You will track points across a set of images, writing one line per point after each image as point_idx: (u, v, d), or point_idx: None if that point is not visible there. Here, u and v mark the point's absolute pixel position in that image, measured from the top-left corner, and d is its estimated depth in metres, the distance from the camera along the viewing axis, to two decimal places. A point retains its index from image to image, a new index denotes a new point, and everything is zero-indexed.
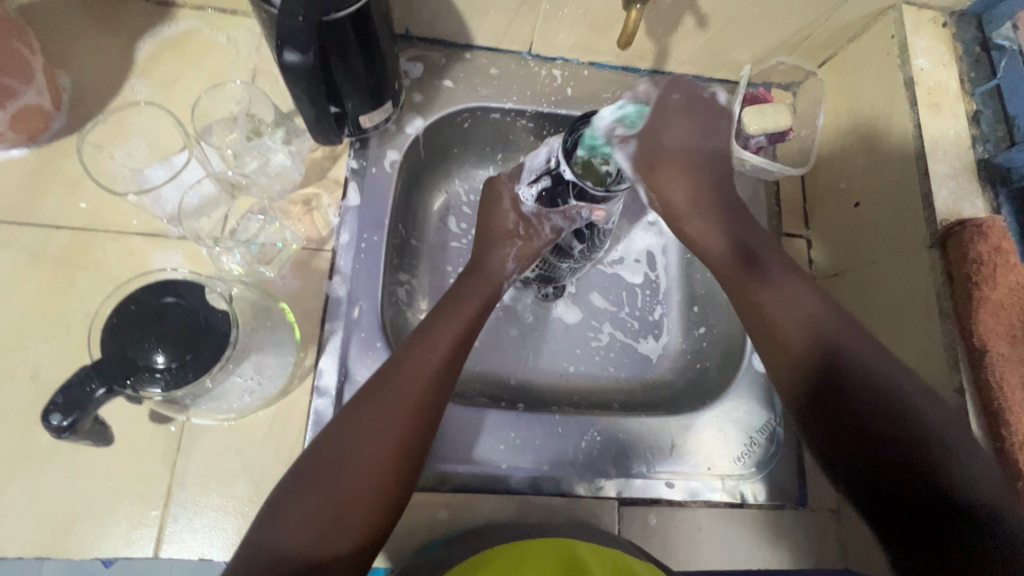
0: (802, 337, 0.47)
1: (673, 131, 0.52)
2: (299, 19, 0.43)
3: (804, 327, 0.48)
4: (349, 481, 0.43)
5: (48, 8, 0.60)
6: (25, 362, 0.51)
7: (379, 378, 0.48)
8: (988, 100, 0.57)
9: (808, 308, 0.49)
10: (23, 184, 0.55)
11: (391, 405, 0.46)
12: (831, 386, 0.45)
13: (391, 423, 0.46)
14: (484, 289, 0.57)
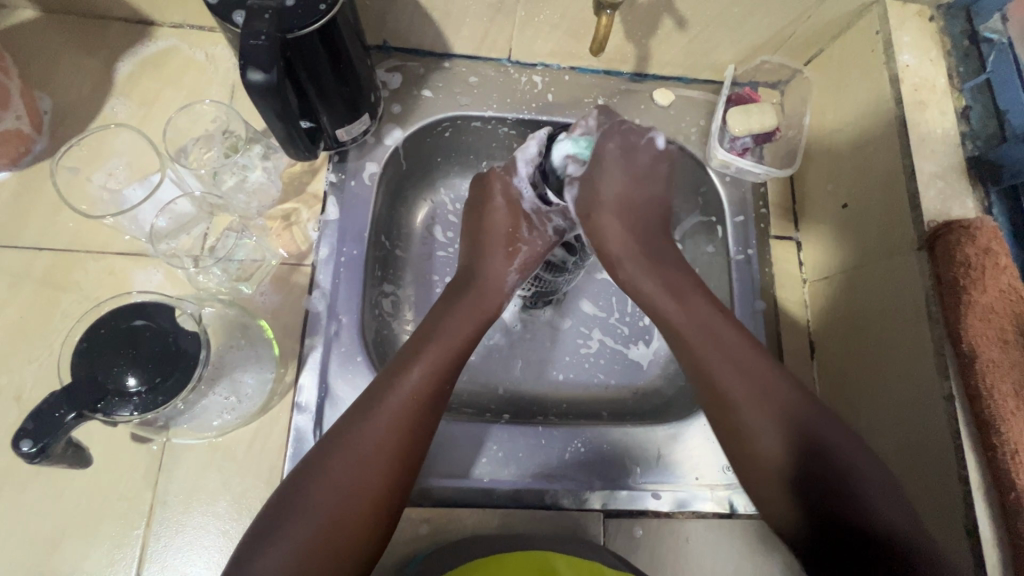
0: (762, 411, 0.47)
1: (610, 181, 0.57)
2: (261, 39, 0.43)
3: (764, 395, 0.48)
4: (340, 499, 0.44)
5: (29, 32, 0.61)
6: (9, 383, 0.52)
7: (359, 416, 0.47)
8: (977, 95, 0.55)
9: (767, 380, 0.48)
10: (6, 207, 0.56)
11: (383, 422, 0.47)
12: (800, 433, 0.46)
13: (372, 465, 0.45)
14: (478, 310, 0.56)
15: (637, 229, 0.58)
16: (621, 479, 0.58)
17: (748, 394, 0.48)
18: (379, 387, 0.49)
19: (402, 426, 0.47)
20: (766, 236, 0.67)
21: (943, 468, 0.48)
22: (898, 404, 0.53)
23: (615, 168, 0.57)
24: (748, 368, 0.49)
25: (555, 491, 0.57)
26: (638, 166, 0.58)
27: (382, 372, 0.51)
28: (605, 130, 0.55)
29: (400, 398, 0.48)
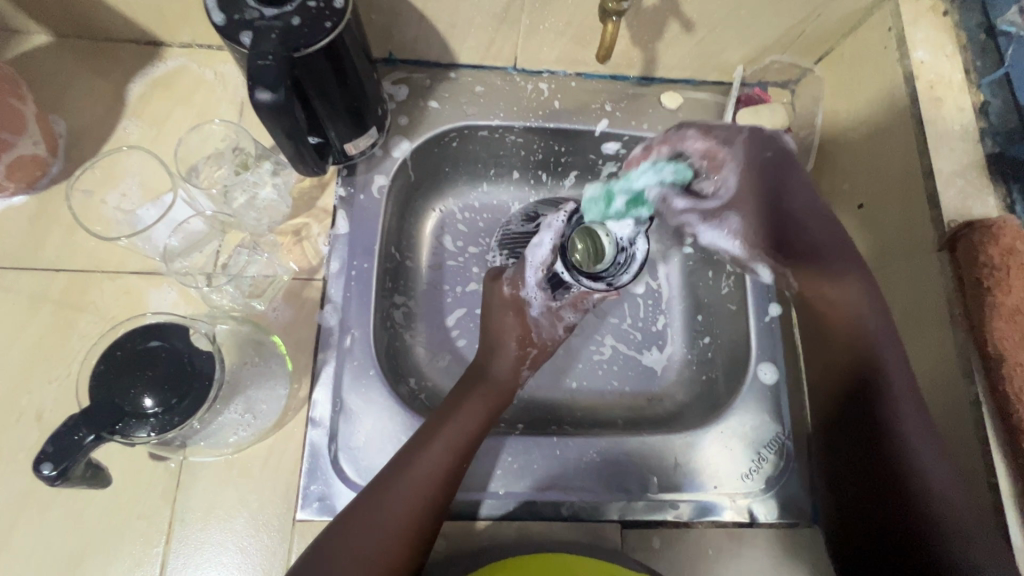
0: (857, 335, 0.54)
1: (740, 180, 0.61)
2: (268, 59, 0.43)
3: (852, 320, 0.55)
4: (382, 543, 0.46)
5: (43, 57, 0.62)
6: (30, 405, 0.53)
7: (421, 437, 0.51)
8: (998, 89, 0.54)
9: (859, 315, 0.54)
10: (24, 229, 0.57)
11: (426, 469, 0.49)
12: (867, 414, 0.52)
13: (429, 480, 0.48)
14: (496, 394, 0.56)
15: (819, 221, 0.59)
16: (638, 490, 0.57)
17: (852, 329, 0.55)
18: (434, 422, 0.52)
19: (442, 475, 0.49)
20: None
21: (971, 475, 0.46)
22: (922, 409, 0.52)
23: (780, 180, 0.60)
24: (858, 305, 0.55)
25: (571, 503, 0.57)
26: (772, 173, 0.60)
27: (438, 407, 0.54)
28: (741, 139, 0.61)
29: (455, 431, 0.52)
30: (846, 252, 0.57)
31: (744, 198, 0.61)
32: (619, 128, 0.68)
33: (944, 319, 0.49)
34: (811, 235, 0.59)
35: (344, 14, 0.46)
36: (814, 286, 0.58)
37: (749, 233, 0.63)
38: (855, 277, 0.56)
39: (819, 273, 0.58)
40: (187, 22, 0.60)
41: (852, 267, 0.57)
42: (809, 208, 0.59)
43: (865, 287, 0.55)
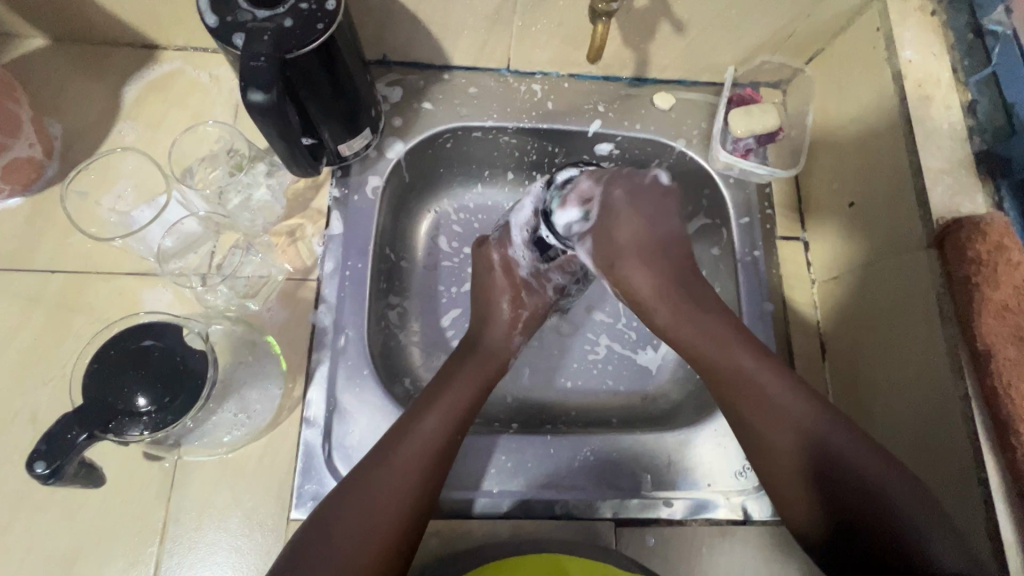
0: (777, 418, 0.49)
1: (623, 228, 0.54)
2: (261, 60, 0.44)
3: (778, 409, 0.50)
4: (382, 522, 0.46)
5: (39, 60, 0.62)
6: (25, 405, 0.53)
7: (376, 457, 0.49)
8: (985, 88, 0.54)
9: (768, 391, 0.50)
10: (20, 231, 0.58)
11: (421, 446, 0.49)
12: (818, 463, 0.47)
13: (388, 502, 0.46)
14: (489, 366, 0.57)
15: (690, 305, 0.55)
16: (632, 488, 0.58)
17: (775, 416, 0.50)
18: (394, 437, 0.50)
19: (437, 451, 0.50)
20: (773, 237, 0.66)
21: (961, 469, 0.47)
22: (913, 405, 0.52)
23: (626, 214, 0.54)
24: (766, 381, 0.51)
25: (565, 501, 0.57)
26: (650, 207, 0.55)
27: (399, 420, 0.51)
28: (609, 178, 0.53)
29: (415, 448, 0.49)
30: (725, 328, 0.54)
31: (612, 238, 0.54)
32: (612, 128, 0.68)
33: (934, 315, 0.50)
34: (659, 305, 0.56)
35: (335, 16, 0.46)
36: (704, 364, 0.54)
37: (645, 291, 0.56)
38: (743, 352, 0.52)
39: (705, 353, 0.53)
40: (182, 26, 0.60)
41: (744, 341, 0.53)
42: (665, 265, 0.56)
43: (754, 362, 0.52)
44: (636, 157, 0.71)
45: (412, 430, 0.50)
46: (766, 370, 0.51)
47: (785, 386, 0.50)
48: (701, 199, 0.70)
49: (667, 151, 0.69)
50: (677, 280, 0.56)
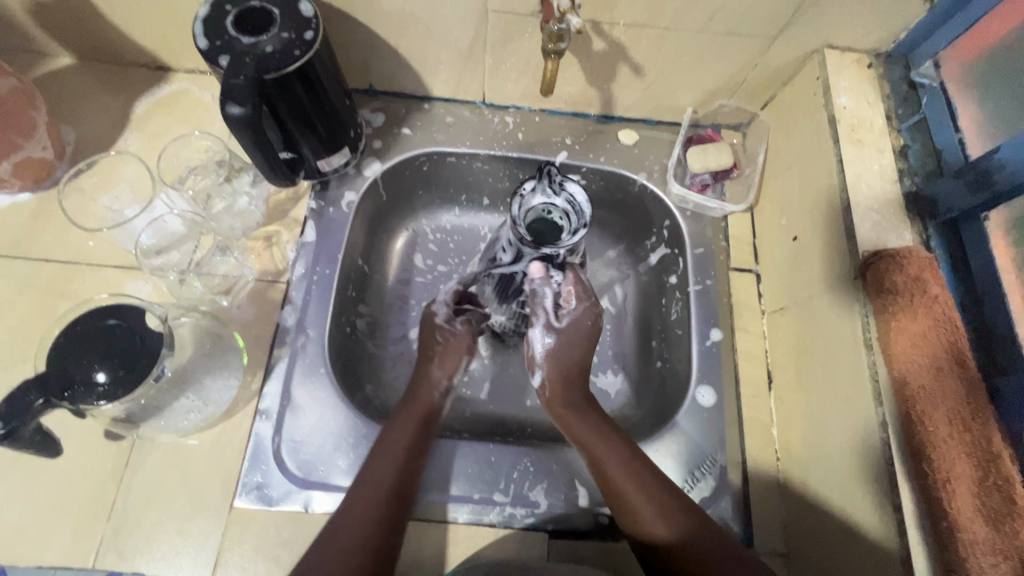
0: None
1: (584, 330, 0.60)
2: (240, 79, 0.49)
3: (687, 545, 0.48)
4: (367, 517, 0.48)
5: (63, 76, 0.70)
6: (4, 380, 0.57)
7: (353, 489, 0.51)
8: (915, 134, 0.58)
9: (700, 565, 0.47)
10: (23, 223, 0.63)
11: (393, 450, 0.53)
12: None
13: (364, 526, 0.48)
14: (421, 408, 0.58)
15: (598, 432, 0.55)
16: (568, 502, 0.58)
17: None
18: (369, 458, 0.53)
19: (415, 452, 0.54)
20: (725, 269, 0.69)
21: (881, 495, 0.47)
22: (842, 432, 0.53)
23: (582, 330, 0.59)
24: (691, 536, 0.49)
25: (501, 510, 0.58)
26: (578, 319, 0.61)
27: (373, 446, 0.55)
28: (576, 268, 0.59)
29: (388, 464, 0.52)
30: (654, 480, 0.52)
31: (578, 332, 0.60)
32: (576, 159, 0.73)
33: (860, 343, 0.52)
34: (602, 449, 0.54)
35: (312, 45, 0.52)
36: (640, 520, 0.51)
37: (556, 366, 0.60)
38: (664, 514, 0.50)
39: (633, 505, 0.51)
40: (190, 51, 0.68)
41: (668, 496, 0.52)
42: (576, 405, 0.58)
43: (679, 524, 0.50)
44: (602, 189, 0.75)
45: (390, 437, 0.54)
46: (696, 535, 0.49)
47: (710, 534, 0.49)
48: (661, 229, 0.73)
49: (628, 183, 0.73)
50: (612, 428, 0.56)
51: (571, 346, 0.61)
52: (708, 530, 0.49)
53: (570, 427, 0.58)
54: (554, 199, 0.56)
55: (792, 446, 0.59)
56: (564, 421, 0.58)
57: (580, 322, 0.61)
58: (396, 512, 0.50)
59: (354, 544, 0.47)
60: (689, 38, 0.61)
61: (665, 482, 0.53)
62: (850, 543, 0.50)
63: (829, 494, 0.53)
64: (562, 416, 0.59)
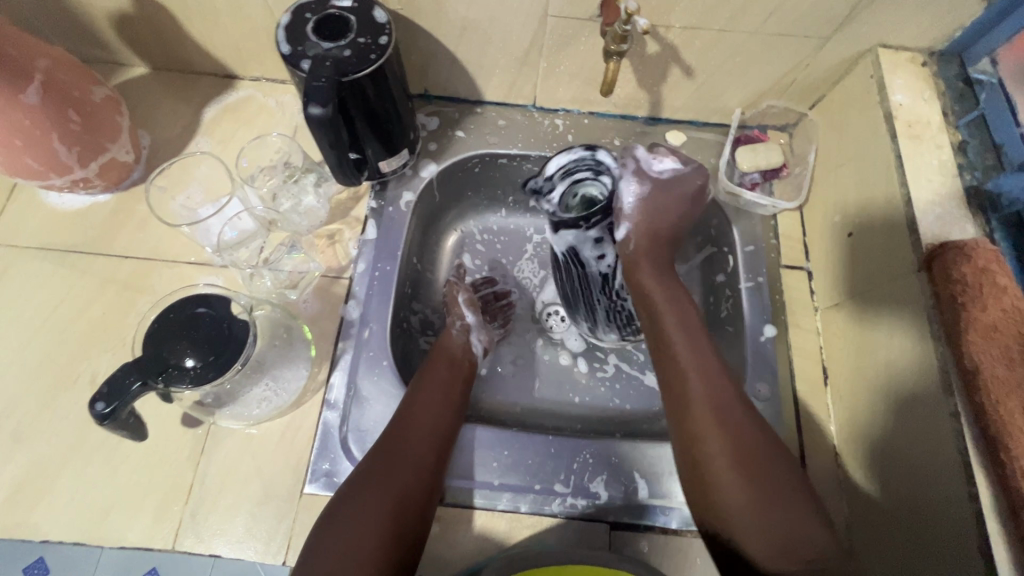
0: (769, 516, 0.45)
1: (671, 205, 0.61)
2: (322, 81, 0.52)
3: (730, 423, 0.49)
4: (386, 504, 0.49)
5: (138, 85, 0.74)
6: (88, 369, 0.60)
7: (394, 426, 0.54)
8: (973, 130, 0.59)
9: (737, 491, 0.47)
10: (103, 222, 0.67)
11: (431, 391, 0.57)
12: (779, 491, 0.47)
13: (406, 460, 0.52)
14: (444, 356, 0.62)
15: (681, 325, 0.56)
16: (629, 495, 0.59)
17: (745, 515, 0.46)
18: (408, 399, 0.57)
19: (438, 433, 0.55)
20: (777, 266, 0.70)
21: (954, 488, 0.47)
22: (911, 430, 0.52)
23: (665, 202, 0.60)
24: (748, 441, 0.49)
25: (563, 501, 0.59)
26: (677, 196, 0.61)
27: (411, 384, 0.58)
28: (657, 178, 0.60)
29: (427, 406, 0.56)
30: (726, 394, 0.51)
31: (661, 207, 0.60)
32: None
33: (927, 335, 0.52)
34: (676, 332, 0.56)
35: (386, 50, 0.55)
36: (693, 445, 0.50)
37: (648, 214, 0.60)
38: (726, 437, 0.49)
39: (693, 402, 0.51)
40: (258, 60, 0.71)
41: (735, 406, 0.51)
42: (685, 324, 0.56)
43: (735, 450, 0.48)
44: None
45: (415, 420, 0.55)
46: (751, 465, 0.47)
47: (777, 493, 0.46)
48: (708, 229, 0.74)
49: None
50: (702, 350, 0.54)
51: (667, 207, 0.61)
52: (774, 457, 0.48)
53: (650, 304, 0.58)
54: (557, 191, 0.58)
55: (852, 443, 0.60)
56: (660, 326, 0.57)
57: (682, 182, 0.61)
58: (418, 500, 0.50)
59: (407, 474, 0.51)
60: (743, 40, 0.63)
61: (744, 406, 0.51)
62: (922, 537, 0.50)
63: (901, 488, 0.53)
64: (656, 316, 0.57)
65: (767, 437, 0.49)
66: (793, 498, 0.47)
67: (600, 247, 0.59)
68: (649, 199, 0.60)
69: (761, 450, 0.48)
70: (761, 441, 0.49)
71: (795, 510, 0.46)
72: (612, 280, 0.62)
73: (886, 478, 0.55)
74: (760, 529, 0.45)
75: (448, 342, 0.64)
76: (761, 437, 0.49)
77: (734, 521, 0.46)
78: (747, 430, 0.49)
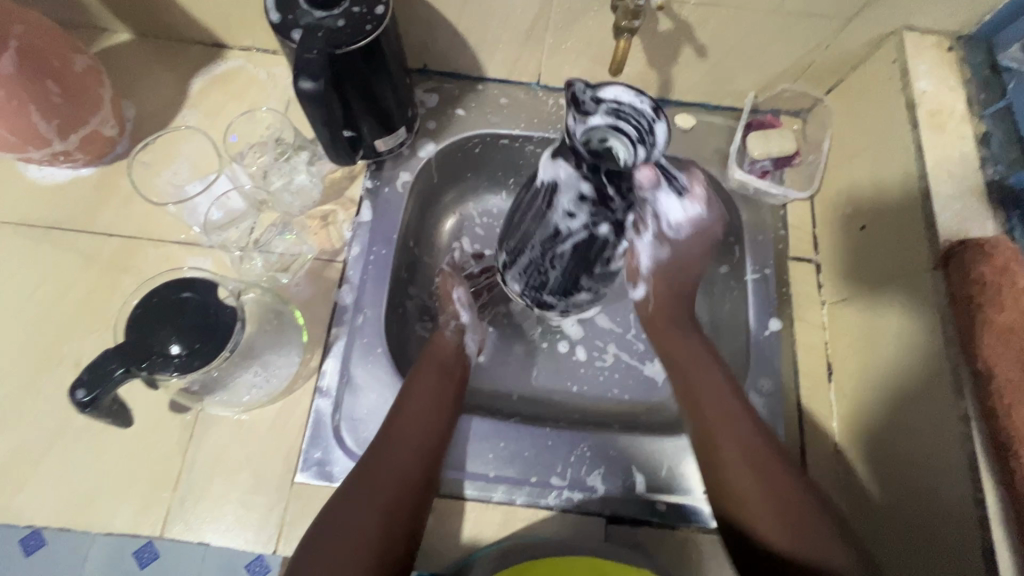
0: (792, 538, 0.46)
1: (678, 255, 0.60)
2: (313, 53, 0.49)
3: (768, 488, 0.49)
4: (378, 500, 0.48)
5: (121, 52, 0.70)
6: (72, 351, 0.58)
7: (391, 424, 0.53)
8: (999, 121, 0.56)
9: (762, 516, 0.48)
10: (86, 198, 0.64)
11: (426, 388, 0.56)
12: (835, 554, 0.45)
13: (403, 459, 0.51)
14: (447, 354, 0.61)
15: (708, 387, 0.56)
16: (624, 489, 0.58)
17: (778, 540, 0.46)
18: (403, 396, 0.55)
19: (427, 445, 0.53)
20: (785, 258, 0.68)
21: (959, 491, 0.46)
22: (916, 433, 0.51)
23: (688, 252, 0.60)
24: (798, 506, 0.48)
25: (559, 494, 0.58)
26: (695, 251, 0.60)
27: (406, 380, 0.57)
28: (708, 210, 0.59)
29: (423, 402, 0.55)
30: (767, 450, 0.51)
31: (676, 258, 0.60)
32: None
33: (938, 335, 0.50)
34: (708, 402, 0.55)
35: (383, 20, 0.51)
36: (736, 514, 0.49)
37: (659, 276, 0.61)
38: (750, 466, 0.50)
39: (728, 465, 0.51)
40: (248, 28, 0.67)
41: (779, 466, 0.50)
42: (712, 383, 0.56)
43: (761, 474, 0.49)
44: None
45: (402, 432, 0.53)
46: (780, 485, 0.49)
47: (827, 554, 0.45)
48: None
49: None
50: (734, 410, 0.54)
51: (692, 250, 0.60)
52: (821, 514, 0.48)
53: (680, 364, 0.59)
54: (592, 122, 0.47)
55: (855, 441, 0.59)
56: (688, 388, 0.57)
57: (701, 223, 0.59)
58: (412, 501, 0.49)
59: (400, 472, 0.50)
60: (762, 18, 0.59)
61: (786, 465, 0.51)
62: (928, 540, 0.49)
63: (906, 490, 0.52)
64: (671, 357, 0.60)
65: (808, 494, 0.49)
66: (819, 520, 0.47)
67: (580, 206, 0.51)
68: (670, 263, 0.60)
69: (787, 479, 0.49)
70: (798, 508, 0.48)
71: (816, 535, 0.46)
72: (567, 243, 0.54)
73: (890, 477, 0.54)
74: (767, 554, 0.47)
75: (440, 343, 0.61)
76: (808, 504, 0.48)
77: None
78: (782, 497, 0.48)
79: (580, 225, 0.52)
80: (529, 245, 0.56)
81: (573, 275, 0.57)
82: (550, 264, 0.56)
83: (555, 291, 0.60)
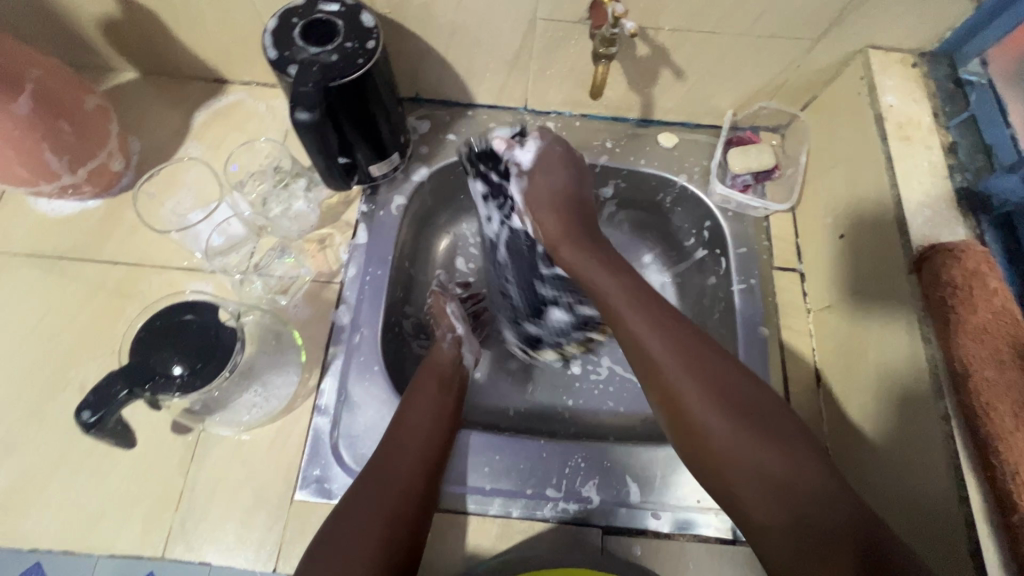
0: (778, 459, 0.44)
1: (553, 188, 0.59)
2: (309, 86, 0.52)
3: (702, 392, 0.47)
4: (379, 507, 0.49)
5: (127, 90, 0.74)
6: (77, 377, 0.60)
7: (390, 436, 0.55)
8: (965, 131, 0.58)
9: (736, 440, 0.45)
10: (93, 228, 0.67)
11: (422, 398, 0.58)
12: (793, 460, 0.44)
13: (403, 469, 0.52)
14: (441, 366, 0.62)
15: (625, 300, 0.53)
16: (619, 498, 0.59)
17: (766, 468, 0.44)
18: (401, 410, 0.57)
19: (426, 450, 0.54)
20: (770, 268, 0.70)
21: (944, 489, 0.47)
22: (903, 435, 0.52)
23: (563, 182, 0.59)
24: (739, 413, 0.46)
25: (555, 505, 0.58)
26: (569, 179, 0.59)
27: (405, 393, 0.59)
28: (554, 144, 0.60)
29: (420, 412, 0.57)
30: (697, 351, 0.50)
31: (548, 189, 0.59)
32: (618, 162, 0.74)
33: (917, 337, 0.52)
34: (631, 319, 0.53)
35: (374, 54, 0.55)
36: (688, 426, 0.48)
37: (540, 205, 0.59)
38: (705, 384, 0.48)
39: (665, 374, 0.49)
40: (248, 64, 0.71)
41: (725, 368, 0.49)
42: (631, 297, 0.53)
43: (720, 396, 0.47)
44: (641, 190, 0.76)
45: (402, 439, 0.54)
46: (741, 406, 0.47)
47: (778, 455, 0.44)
48: (701, 230, 0.74)
49: (668, 185, 0.74)
50: (654, 316, 0.52)
51: (558, 182, 0.59)
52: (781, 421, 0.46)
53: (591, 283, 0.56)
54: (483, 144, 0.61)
55: (847, 446, 0.59)
56: (607, 306, 0.55)
57: (548, 158, 0.60)
58: (411, 509, 0.50)
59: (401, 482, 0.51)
60: (733, 42, 0.62)
61: (734, 365, 0.49)
62: (922, 539, 0.49)
63: (896, 492, 0.53)
64: (597, 294, 0.55)
65: (760, 395, 0.48)
66: (789, 431, 0.46)
67: (490, 207, 0.63)
68: (528, 200, 0.59)
69: (744, 402, 0.47)
70: (733, 413, 0.46)
71: (796, 453, 0.44)
72: (498, 252, 0.66)
73: (880, 479, 0.55)
74: (760, 485, 0.44)
75: (438, 355, 0.63)
76: (745, 406, 0.47)
77: (763, 519, 0.43)
78: (713, 398, 0.47)
79: (499, 225, 0.64)
80: (490, 271, 0.70)
81: (528, 285, 0.66)
82: (504, 279, 0.67)
83: (531, 313, 0.68)
